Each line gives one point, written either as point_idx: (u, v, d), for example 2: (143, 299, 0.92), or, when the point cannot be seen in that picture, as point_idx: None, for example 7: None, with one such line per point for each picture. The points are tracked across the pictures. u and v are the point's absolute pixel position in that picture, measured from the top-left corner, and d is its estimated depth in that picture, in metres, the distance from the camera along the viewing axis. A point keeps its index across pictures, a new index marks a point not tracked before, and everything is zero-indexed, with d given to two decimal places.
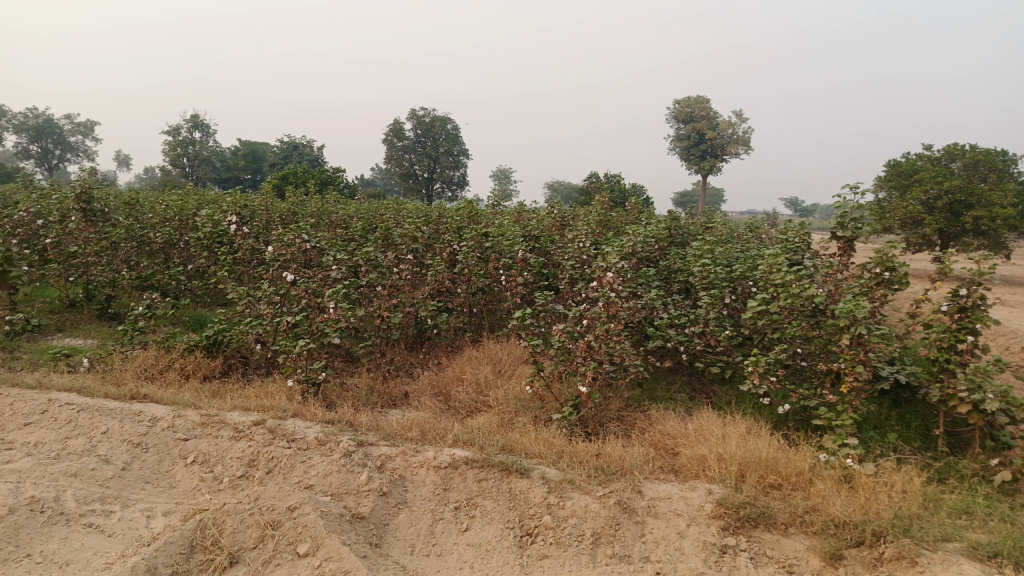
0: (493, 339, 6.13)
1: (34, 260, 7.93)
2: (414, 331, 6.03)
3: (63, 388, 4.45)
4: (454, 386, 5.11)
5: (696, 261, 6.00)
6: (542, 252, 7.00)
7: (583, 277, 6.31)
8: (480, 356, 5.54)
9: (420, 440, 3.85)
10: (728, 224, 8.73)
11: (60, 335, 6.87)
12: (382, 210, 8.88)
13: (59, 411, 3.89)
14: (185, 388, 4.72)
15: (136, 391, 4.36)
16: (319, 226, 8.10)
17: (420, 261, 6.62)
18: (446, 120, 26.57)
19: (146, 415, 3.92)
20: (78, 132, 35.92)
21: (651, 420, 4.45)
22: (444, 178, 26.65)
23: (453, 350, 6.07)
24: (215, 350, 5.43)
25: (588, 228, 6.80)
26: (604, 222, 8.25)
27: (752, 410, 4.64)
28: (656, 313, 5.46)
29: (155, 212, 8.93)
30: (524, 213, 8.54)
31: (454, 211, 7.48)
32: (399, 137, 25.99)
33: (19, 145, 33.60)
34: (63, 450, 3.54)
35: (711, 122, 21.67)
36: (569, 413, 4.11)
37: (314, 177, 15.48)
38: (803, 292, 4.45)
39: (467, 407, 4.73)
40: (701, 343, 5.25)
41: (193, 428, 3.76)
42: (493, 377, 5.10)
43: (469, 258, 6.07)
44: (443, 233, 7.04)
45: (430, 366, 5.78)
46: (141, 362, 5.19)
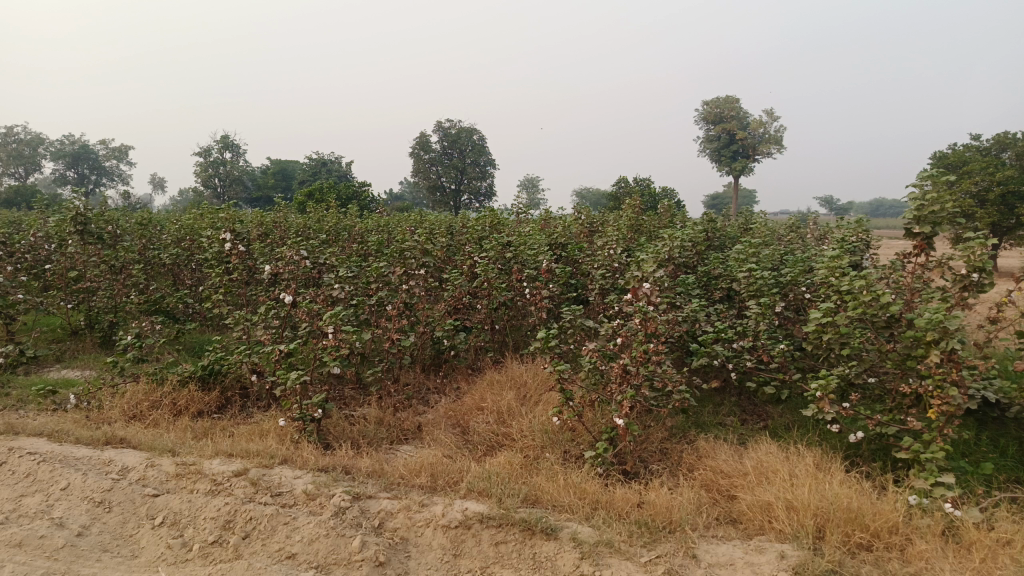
0: (517, 360, 5.57)
1: (39, 287, 7.59)
2: (431, 352, 5.48)
3: (35, 432, 3.97)
4: (473, 416, 4.55)
5: (740, 266, 5.39)
6: (569, 261, 6.45)
7: (615, 288, 5.74)
8: (503, 380, 4.97)
9: (428, 488, 3.28)
10: (771, 225, 8.07)
11: (58, 366, 6.46)
12: (401, 222, 8.39)
13: (18, 462, 3.40)
14: (172, 428, 4.22)
15: (113, 435, 3.86)
16: (333, 243, 7.63)
17: (438, 275, 6.09)
18: (472, 130, 26.18)
19: (116, 464, 3.40)
20: (113, 156, 36.24)
21: (700, 454, 3.84)
22: (472, 190, 26.24)
23: (473, 373, 5.51)
24: (212, 381, 4.96)
25: (619, 233, 6.22)
26: (636, 228, 7.66)
27: (818, 439, 3.98)
28: (699, 326, 4.85)
29: (166, 232, 8.57)
30: (551, 220, 8.00)
31: (474, 221, 6.96)
32: (426, 150, 25.71)
33: (55, 173, 34.06)
34: (13, 512, 3.04)
35: (743, 121, 20.93)
36: (604, 450, 3.52)
37: (339, 193, 15.14)
38: (876, 300, 3.79)
39: (487, 442, 4.15)
40: (753, 360, 4.63)
41: (166, 481, 3.24)
42: (517, 405, 4.52)
43: (490, 271, 5.51)
44: (462, 246, 6.51)
45: (447, 392, 5.23)
46: (129, 398, 4.71)
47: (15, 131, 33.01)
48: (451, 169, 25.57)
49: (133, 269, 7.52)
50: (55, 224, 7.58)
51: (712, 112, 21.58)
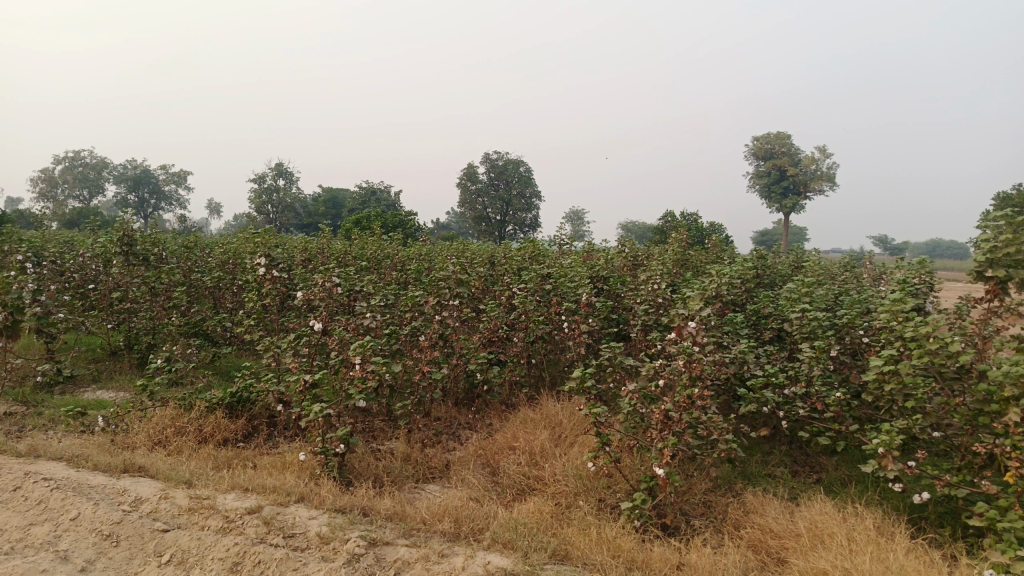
0: (554, 397, 5.33)
1: (82, 307, 7.65)
2: (464, 385, 5.30)
3: (56, 455, 3.87)
4: (504, 456, 4.32)
5: (792, 306, 5.09)
6: (611, 294, 6.23)
7: (658, 324, 5.49)
8: (537, 418, 4.74)
9: (451, 535, 3.07)
10: (825, 263, 7.72)
11: (93, 386, 6.44)
12: (442, 252, 8.29)
13: (32, 488, 3.28)
14: (194, 457, 4.08)
15: (132, 462, 3.73)
16: (373, 270, 7.55)
17: (475, 306, 5.93)
18: (519, 162, 26.24)
19: (129, 494, 3.26)
20: (172, 181, 37.31)
21: (747, 510, 3.54)
22: (517, 222, 26.13)
23: (508, 410, 5.29)
24: (240, 409, 4.84)
25: (663, 267, 5.99)
26: (682, 262, 7.40)
27: (877, 499, 3.65)
28: (747, 369, 4.57)
29: (210, 256, 8.61)
30: (594, 252, 7.80)
31: (515, 251, 6.81)
32: (472, 180, 25.85)
33: (117, 196, 35.26)
34: (19, 542, 2.91)
35: (794, 157, 20.49)
36: (642, 501, 3.26)
37: (384, 222, 15.22)
38: (944, 348, 3.48)
39: (517, 485, 3.92)
40: (806, 408, 4.32)
41: (178, 515, 3.08)
42: (551, 446, 4.28)
43: (527, 303, 5.33)
44: (501, 276, 6.36)
45: (479, 428, 5.03)
46: (156, 424, 4.61)
47: (81, 155, 34.28)
48: (497, 200, 25.62)
49: (174, 292, 7.53)
50: (101, 245, 7.66)
51: (762, 148, 21.19)
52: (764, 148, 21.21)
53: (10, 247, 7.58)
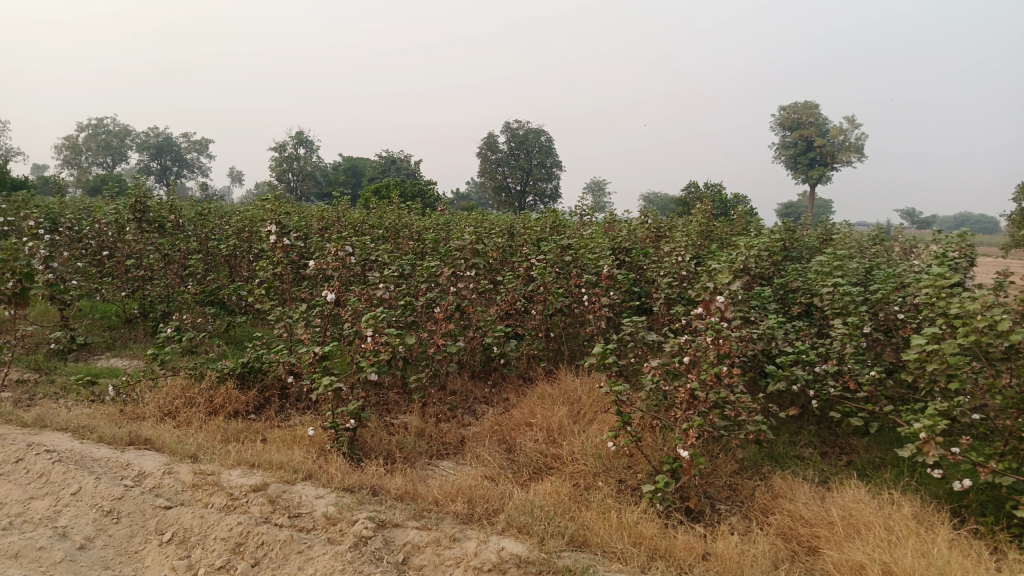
0: (573, 371, 5.17)
1: (97, 274, 7.58)
2: (480, 358, 5.14)
3: (62, 426, 3.78)
4: (521, 432, 4.17)
5: (824, 280, 4.86)
6: (632, 267, 6.03)
7: (682, 298, 5.29)
8: (555, 394, 4.58)
9: (464, 516, 2.93)
10: (856, 236, 7.43)
11: (106, 354, 6.38)
12: (460, 221, 8.11)
13: (34, 460, 3.18)
14: (202, 430, 3.97)
15: (138, 434, 3.63)
16: (390, 239, 7.38)
17: (492, 277, 5.76)
18: (540, 131, 25.85)
19: (133, 469, 3.15)
20: (194, 149, 37.29)
21: (775, 494, 3.36)
22: (538, 191, 25.86)
23: (525, 384, 5.14)
24: (251, 379, 4.72)
25: (688, 239, 5.76)
26: (707, 234, 7.15)
27: (914, 485, 3.45)
28: (775, 345, 4.36)
29: (226, 223, 8.50)
30: (616, 223, 7.58)
31: (534, 221, 6.60)
32: (492, 150, 25.55)
33: (140, 163, 35.36)
34: (18, 517, 2.81)
35: (821, 127, 19.93)
36: (665, 484, 3.09)
37: (403, 191, 15.04)
38: (993, 327, 3.24)
39: (534, 464, 3.77)
40: (838, 387, 4.11)
41: (182, 492, 2.97)
42: (569, 423, 4.12)
43: (546, 274, 5.14)
44: (520, 247, 6.17)
45: (496, 403, 4.88)
46: (166, 394, 4.51)
47: (104, 123, 34.30)
48: (518, 169, 25.28)
49: (189, 259, 7.43)
50: (116, 211, 7.56)
51: (789, 118, 20.64)
52: (791, 118, 20.65)
53: (25, 213, 7.50)
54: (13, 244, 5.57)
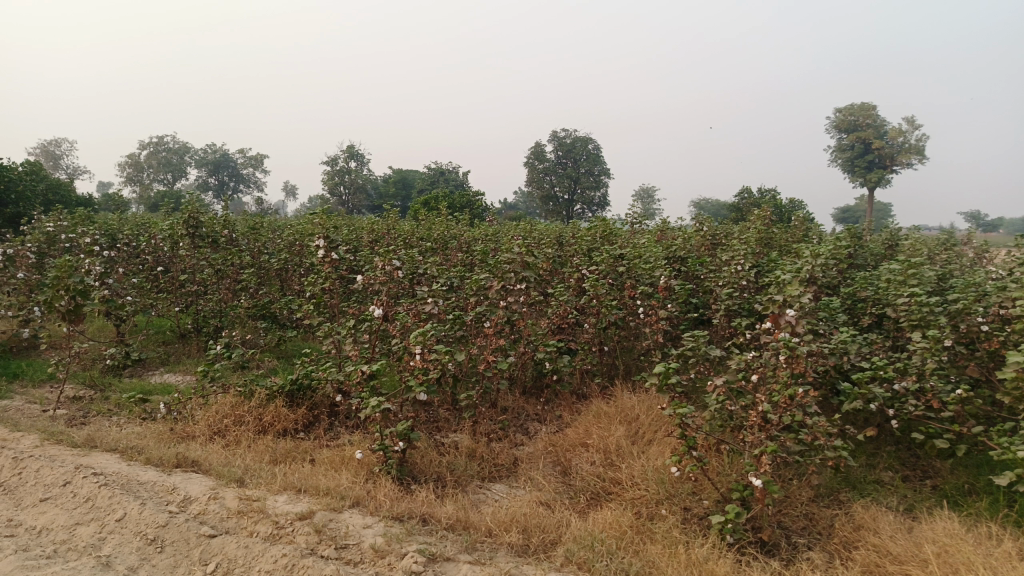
0: (629, 387, 4.94)
1: (152, 290, 7.66)
2: (532, 374, 4.95)
3: (112, 446, 3.73)
4: (576, 453, 3.97)
5: (898, 289, 4.54)
6: (688, 276, 5.79)
7: (743, 309, 5.02)
8: (611, 413, 4.36)
9: (519, 548, 2.75)
10: (926, 241, 7.01)
11: (161, 370, 6.41)
12: (509, 232, 7.95)
13: (81, 484, 3.11)
14: (250, 450, 3.88)
15: (186, 456, 3.54)
16: (438, 251, 7.26)
17: (543, 289, 5.57)
18: (588, 139, 25.62)
19: (179, 494, 3.06)
20: (249, 164, 38.13)
21: (856, 525, 3.08)
22: (585, 200, 25.17)
23: (579, 401, 4.93)
24: (300, 397, 4.62)
25: (747, 246, 5.49)
26: (766, 241, 6.84)
27: (1013, 517, 3.13)
28: (848, 361, 4.06)
29: (277, 237, 8.52)
30: (669, 231, 7.32)
31: (585, 231, 6.40)
32: (540, 159, 25.46)
33: (198, 180, 36.27)
34: (63, 544, 2.73)
35: (880, 129, 19.19)
36: (736, 515, 2.86)
37: (452, 202, 15.01)
38: None
39: (591, 489, 3.56)
40: (919, 406, 3.80)
41: (227, 519, 2.86)
42: (628, 444, 3.91)
43: (599, 286, 4.93)
44: (570, 258, 5.98)
45: (549, 420, 4.69)
46: (215, 413, 4.45)
47: (164, 140, 35.18)
48: (566, 178, 25.08)
49: (241, 274, 7.45)
50: (169, 227, 7.62)
51: (845, 120, 19.96)
52: (847, 120, 19.98)
53: (84, 230, 7.61)
54: (69, 262, 5.63)
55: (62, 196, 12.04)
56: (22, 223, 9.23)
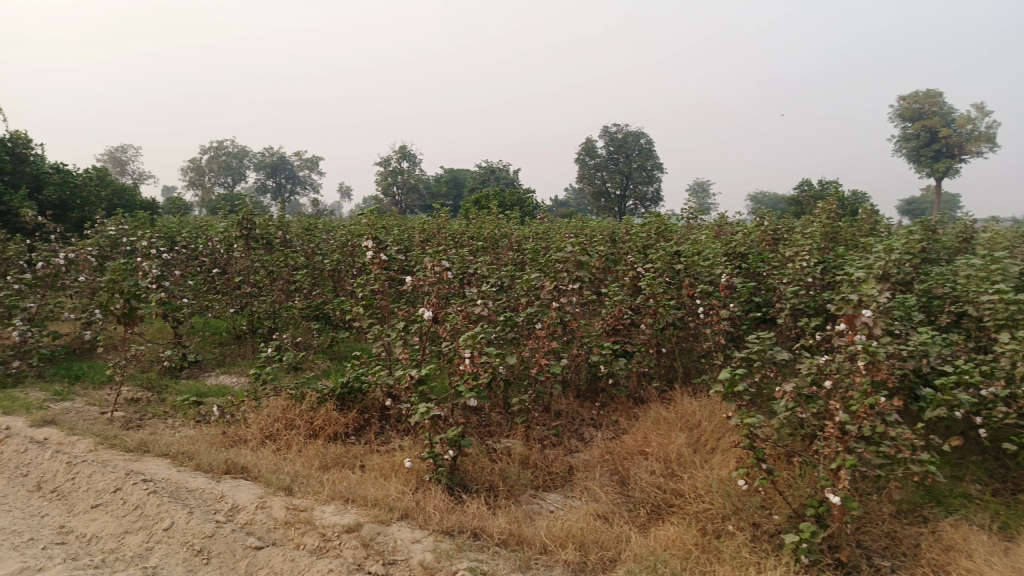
0: (688, 391, 4.73)
1: (209, 291, 7.74)
2: (587, 377, 4.78)
3: (164, 451, 3.71)
4: (634, 462, 3.79)
5: (982, 285, 4.20)
6: (750, 273, 5.51)
7: (810, 308, 4.74)
8: (671, 418, 4.15)
9: (576, 567, 2.59)
10: (1007, 232, 6.56)
11: (216, 371, 6.45)
12: (561, 229, 7.78)
13: (131, 491, 3.07)
14: (300, 456, 3.81)
15: (235, 462, 3.49)
16: (488, 250, 7.14)
17: (596, 289, 5.39)
18: (640, 134, 25.21)
19: (227, 502, 3.00)
20: (306, 167, 38.78)
21: (944, 547, 2.82)
22: (637, 196, 25.10)
23: (637, 405, 4.72)
24: (350, 400, 4.55)
25: (813, 242, 5.20)
26: (831, 235, 6.50)
27: None
28: (929, 364, 3.77)
29: (330, 238, 8.53)
30: (728, 226, 7.03)
31: (640, 227, 6.18)
32: (591, 155, 25.20)
33: (257, 183, 37.10)
34: (111, 554, 2.69)
35: (947, 116, 18.30)
36: (812, 535, 2.64)
37: (503, 200, 14.92)
38: None
39: (651, 500, 3.38)
40: (1011, 414, 3.49)
41: (274, 530, 2.78)
42: (690, 453, 3.70)
43: (656, 285, 4.72)
44: (625, 255, 5.78)
45: (605, 425, 4.51)
46: (267, 416, 4.40)
47: (224, 145, 36.07)
48: (617, 174, 24.72)
49: (294, 275, 7.45)
50: (224, 230, 7.68)
51: (910, 108, 19.11)
52: (912, 108, 19.12)
53: (142, 233, 7.73)
54: (125, 266, 5.69)
55: (127, 200, 12.36)
56: (87, 226, 9.46)
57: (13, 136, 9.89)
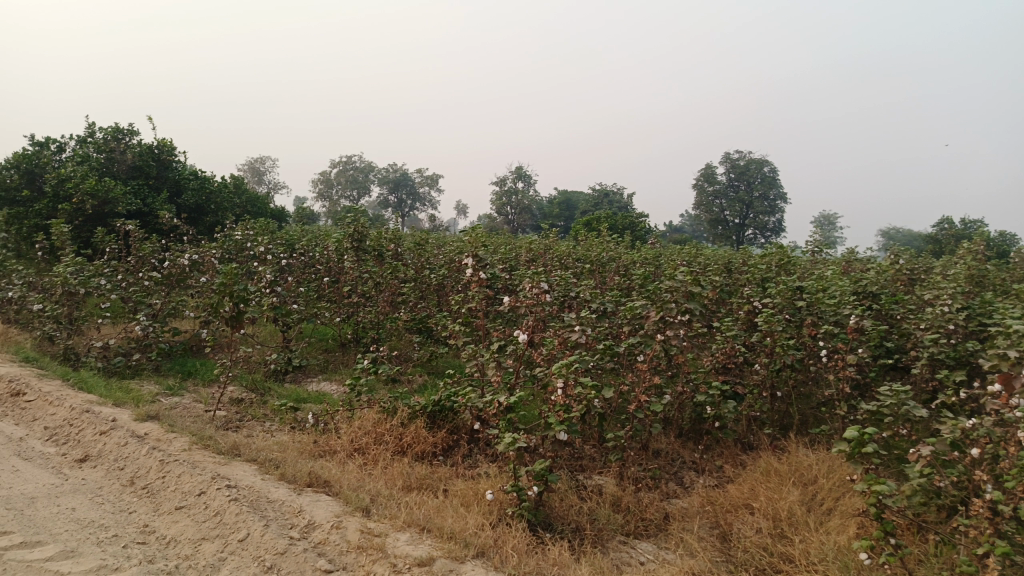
0: (804, 442, 4.30)
1: (319, 298, 7.92)
2: (691, 416, 4.44)
3: (253, 456, 3.71)
4: (738, 516, 3.44)
5: None
6: (881, 316, 4.99)
7: (953, 359, 4.21)
8: (783, 471, 3.77)
9: None
10: None
11: (318, 377, 6.55)
12: (673, 256, 7.44)
13: (214, 495, 3.06)
14: (384, 473, 3.72)
15: (318, 476, 3.43)
16: (595, 274, 6.91)
17: (707, 321, 5.04)
18: (763, 162, 24.21)
19: (304, 518, 2.92)
20: (427, 185, 39.82)
21: None
22: (756, 225, 23.74)
23: (745, 452, 4.34)
24: (441, 419, 4.43)
25: (958, 285, 4.64)
26: (980, 279, 5.83)
27: None
28: None
29: (439, 253, 8.58)
30: (857, 262, 6.48)
31: (759, 258, 5.77)
32: (710, 182, 24.47)
33: (380, 197, 38.48)
34: (185, 561, 2.66)
35: None
36: None
37: (616, 223, 14.63)
38: None
39: (756, 563, 3.03)
40: None
41: (346, 553, 2.66)
42: (803, 514, 3.31)
43: (773, 322, 4.34)
44: (740, 287, 5.40)
45: (709, 470, 4.16)
46: (358, 429, 4.36)
47: (352, 159, 37.70)
48: (737, 202, 23.81)
49: (399, 288, 7.51)
50: (338, 239, 7.85)
51: None
52: None
53: (262, 238, 8.03)
54: (236, 271, 5.89)
55: (258, 207, 13.02)
56: (216, 230, 9.96)
57: (160, 144, 10.61)
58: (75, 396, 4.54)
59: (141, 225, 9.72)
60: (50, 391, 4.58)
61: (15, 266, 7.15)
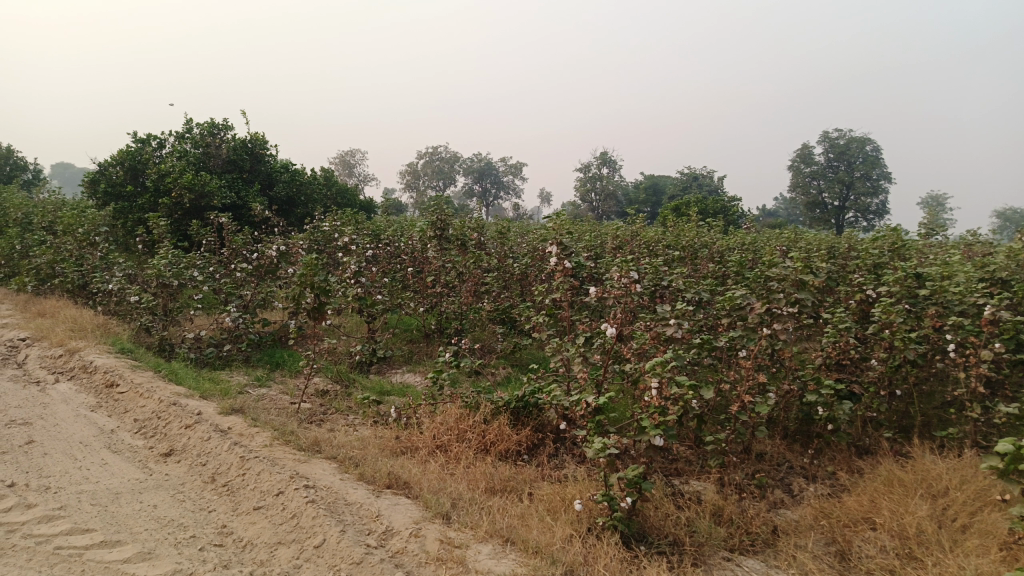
0: (929, 447, 3.84)
1: (404, 289, 7.86)
2: (799, 417, 4.05)
3: (332, 453, 3.60)
4: (858, 532, 3.06)
5: None
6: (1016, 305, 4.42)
7: None
8: (908, 481, 3.35)
9: None
10: None
11: (403, 368, 6.48)
12: (773, 241, 6.94)
13: (292, 496, 2.95)
14: (465, 473, 3.53)
15: (398, 477, 3.27)
16: (686, 261, 6.53)
17: (814, 312, 4.60)
18: (865, 140, 22.80)
19: (382, 524, 2.77)
20: (512, 172, 39.73)
21: None
22: (858, 207, 22.35)
23: (860, 457, 3.92)
24: (526, 416, 4.21)
25: None
26: None
27: None
28: None
29: (523, 242, 8.37)
30: (983, 245, 5.83)
31: (870, 241, 5.26)
32: (806, 162, 23.28)
33: (465, 186, 38.67)
34: (260, 566, 2.55)
35: None
36: None
37: (706, 208, 14.03)
38: None
39: None
40: None
41: (424, 565, 2.48)
42: (936, 533, 2.91)
43: (891, 313, 3.89)
44: (850, 274, 4.91)
45: (820, 477, 3.77)
46: (438, 425, 4.19)
47: (438, 149, 37.98)
48: (836, 182, 22.52)
49: (482, 278, 7.34)
50: (421, 229, 7.75)
51: None
52: None
53: (348, 229, 8.02)
54: (316, 262, 5.87)
55: (347, 198, 13.17)
56: (306, 221, 10.10)
57: (253, 138, 10.79)
58: (165, 388, 4.59)
59: (236, 218, 9.94)
60: (141, 383, 4.64)
61: (118, 260, 7.41)
